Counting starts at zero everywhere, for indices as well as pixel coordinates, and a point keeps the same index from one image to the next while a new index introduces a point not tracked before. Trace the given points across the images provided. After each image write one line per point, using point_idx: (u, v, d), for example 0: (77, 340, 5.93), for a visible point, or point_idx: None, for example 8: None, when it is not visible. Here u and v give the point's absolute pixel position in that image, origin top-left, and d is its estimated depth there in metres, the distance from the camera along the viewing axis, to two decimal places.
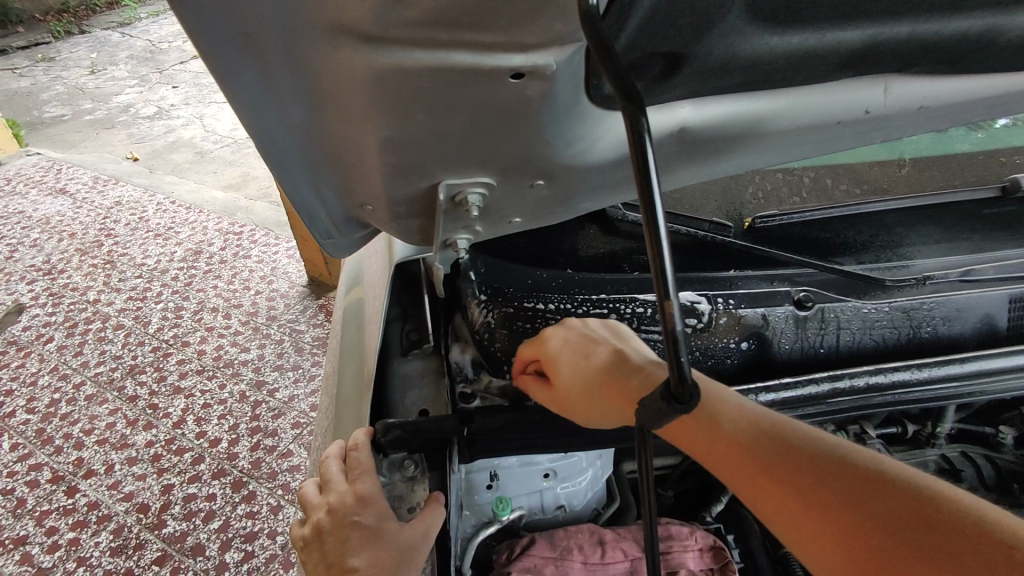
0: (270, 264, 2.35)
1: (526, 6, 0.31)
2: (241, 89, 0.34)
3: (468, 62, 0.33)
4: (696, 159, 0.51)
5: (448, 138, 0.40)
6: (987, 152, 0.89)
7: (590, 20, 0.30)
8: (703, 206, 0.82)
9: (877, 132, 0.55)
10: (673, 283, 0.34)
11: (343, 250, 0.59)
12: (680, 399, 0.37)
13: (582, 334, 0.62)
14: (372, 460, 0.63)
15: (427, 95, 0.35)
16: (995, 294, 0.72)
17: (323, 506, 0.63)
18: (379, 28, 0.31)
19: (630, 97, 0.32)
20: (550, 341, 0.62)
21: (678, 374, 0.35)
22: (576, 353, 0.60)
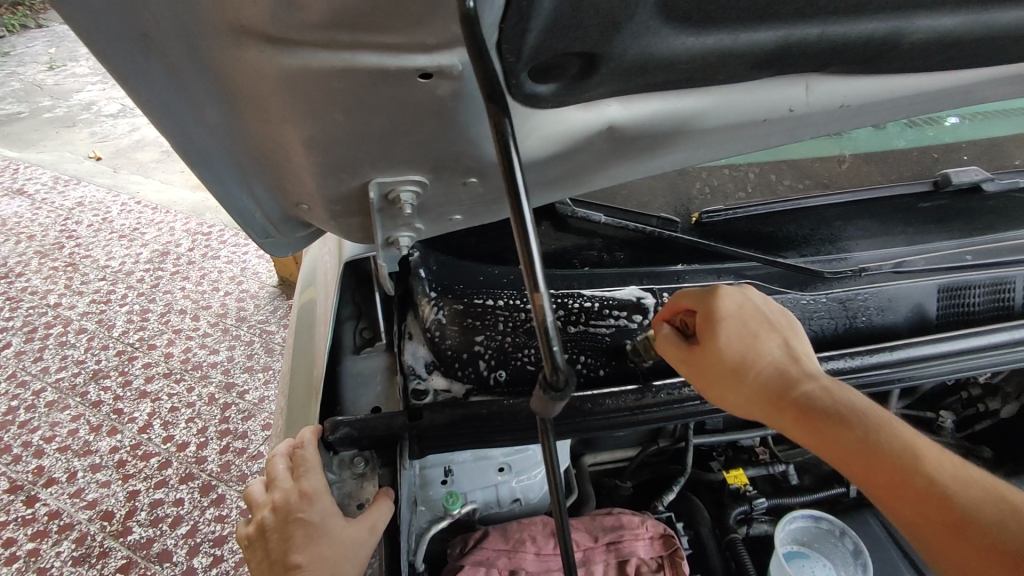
0: (239, 264, 2.32)
1: (427, 10, 0.31)
2: (149, 88, 0.36)
3: (372, 62, 0.34)
4: (628, 155, 0.53)
5: (367, 137, 0.40)
6: (921, 148, 0.92)
7: (469, 20, 0.30)
8: (652, 202, 0.83)
9: (805, 127, 0.57)
10: (543, 274, 0.37)
11: (285, 249, 0.59)
12: (552, 386, 0.39)
13: (753, 312, 0.57)
14: (317, 457, 0.63)
15: (339, 95, 0.36)
16: (926, 284, 0.75)
17: (266, 504, 0.64)
18: (277, 28, 0.32)
19: (496, 98, 0.35)
20: (722, 298, 0.55)
21: (549, 362, 0.38)
22: (738, 328, 0.55)
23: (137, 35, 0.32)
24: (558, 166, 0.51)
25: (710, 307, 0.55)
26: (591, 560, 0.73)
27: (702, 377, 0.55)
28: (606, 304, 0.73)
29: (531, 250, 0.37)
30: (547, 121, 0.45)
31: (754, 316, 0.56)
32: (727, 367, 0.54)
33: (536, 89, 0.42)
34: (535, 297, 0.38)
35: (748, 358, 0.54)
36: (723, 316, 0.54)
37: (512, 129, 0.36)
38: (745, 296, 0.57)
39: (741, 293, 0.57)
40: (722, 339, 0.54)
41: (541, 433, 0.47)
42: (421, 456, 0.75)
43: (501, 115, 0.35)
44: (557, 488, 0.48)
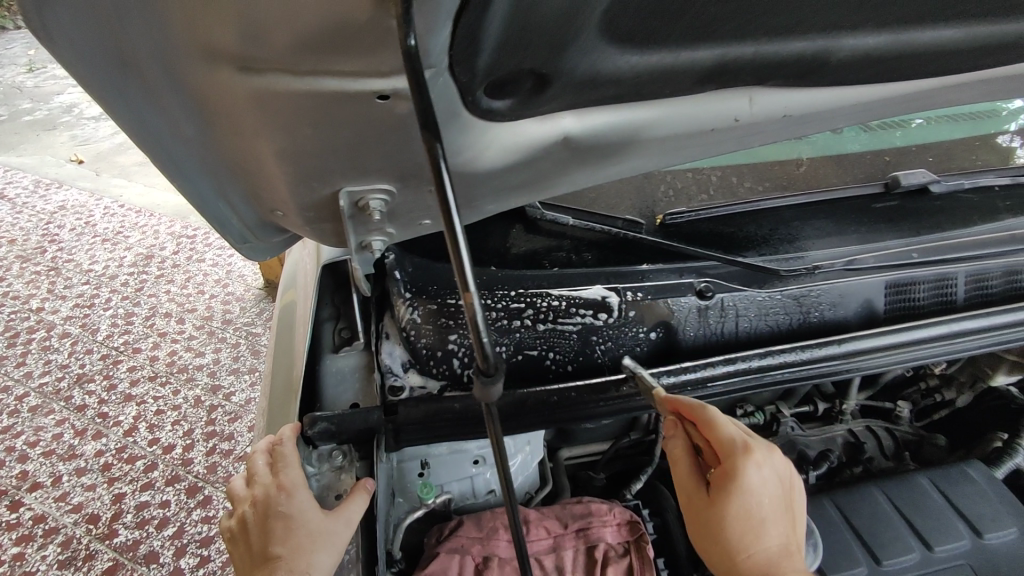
0: (224, 266, 2.34)
1: (379, 40, 0.35)
2: (127, 105, 0.40)
3: (333, 86, 0.37)
4: (586, 163, 0.55)
5: (333, 150, 0.43)
6: (875, 151, 0.97)
7: (410, 56, 0.34)
8: (618, 205, 0.86)
9: (751, 136, 0.60)
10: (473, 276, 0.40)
11: (263, 253, 0.62)
12: (485, 373, 0.42)
13: (772, 483, 0.59)
14: (295, 453, 0.66)
15: (303, 115, 0.40)
16: (873, 280, 0.81)
17: (247, 498, 0.67)
18: (243, 54, 0.35)
19: (428, 124, 0.38)
20: (746, 467, 0.58)
21: (478, 351, 0.41)
22: (750, 504, 0.58)
23: (117, 60, 0.36)
24: (519, 174, 0.54)
25: (728, 470, 0.59)
26: (562, 546, 0.77)
27: (695, 517, 0.62)
28: (573, 303, 0.76)
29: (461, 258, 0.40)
30: (505, 133, 0.48)
31: (769, 488, 0.59)
32: (723, 537, 0.59)
33: (493, 104, 0.45)
34: (466, 297, 0.40)
35: (748, 535, 0.58)
36: (740, 488, 0.58)
37: (443, 154, 0.39)
38: (772, 463, 0.59)
39: (769, 460, 0.59)
40: (728, 511, 0.58)
41: (489, 428, 0.48)
42: (398, 450, 0.78)
43: (433, 140, 0.38)
44: (509, 479, 0.50)
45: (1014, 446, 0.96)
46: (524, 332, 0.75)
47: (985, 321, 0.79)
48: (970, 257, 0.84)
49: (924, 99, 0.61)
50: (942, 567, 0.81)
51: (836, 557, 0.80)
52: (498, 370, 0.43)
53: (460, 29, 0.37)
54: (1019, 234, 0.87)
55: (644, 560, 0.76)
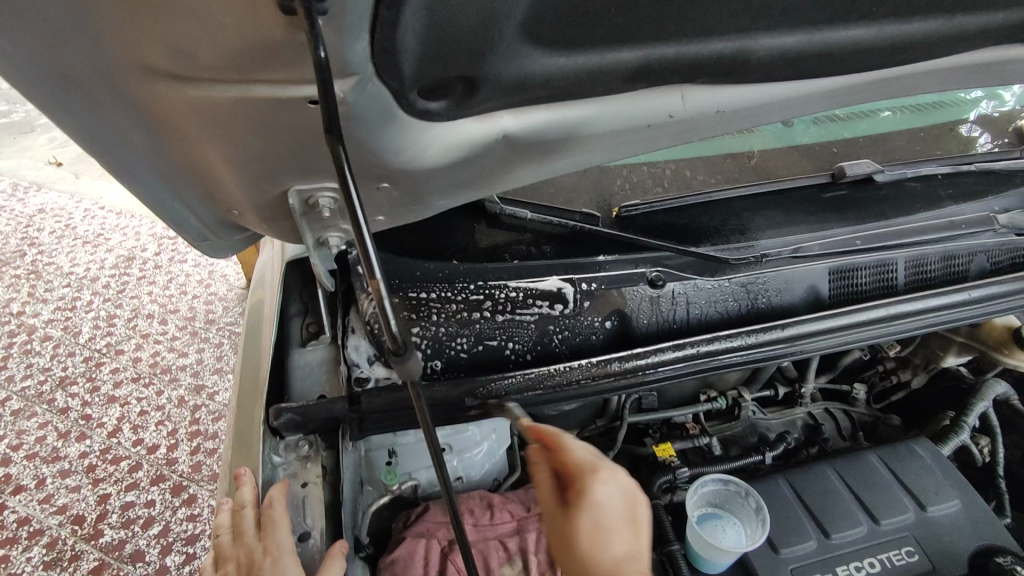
0: (206, 267, 2.34)
1: (299, 52, 0.37)
2: (76, 116, 0.43)
3: (265, 93, 0.40)
4: (528, 158, 0.58)
5: (277, 152, 0.46)
6: (824, 143, 1.01)
7: (321, 66, 0.36)
8: (575, 198, 0.89)
9: (688, 132, 0.62)
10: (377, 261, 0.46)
11: (224, 251, 0.64)
12: (395, 354, 0.48)
13: (621, 505, 0.59)
14: (283, 518, 0.66)
15: (239, 121, 0.43)
16: (817, 267, 0.85)
17: (233, 559, 0.66)
18: (179, 66, 0.39)
19: (332, 130, 0.41)
20: (593, 484, 0.59)
21: (387, 333, 0.46)
22: (603, 522, 0.58)
23: (60, 76, 0.40)
24: (462, 171, 0.56)
25: (580, 486, 0.59)
26: (525, 527, 0.80)
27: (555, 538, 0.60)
28: (530, 294, 0.80)
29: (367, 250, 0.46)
30: (445, 133, 0.51)
31: (622, 509, 0.59)
32: (577, 555, 0.57)
33: (428, 105, 0.48)
34: (374, 284, 0.46)
35: (598, 552, 0.57)
36: (591, 503, 0.58)
37: (345, 157, 0.42)
38: (623, 485, 0.60)
39: (617, 481, 0.60)
40: (583, 526, 0.58)
41: (416, 406, 0.51)
42: (364, 438, 0.81)
43: (336, 144, 0.41)
44: (443, 464, 0.53)
45: (961, 424, 1.01)
46: (483, 322, 0.78)
47: (922, 303, 0.84)
48: (911, 243, 0.89)
49: (849, 95, 0.65)
50: (889, 539, 0.85)
51: (787, 531, 0.84)
52: (409, 349, 0.48)
53: (379, 36, 0.39)
54: (958, 221, 0.92)
55: None
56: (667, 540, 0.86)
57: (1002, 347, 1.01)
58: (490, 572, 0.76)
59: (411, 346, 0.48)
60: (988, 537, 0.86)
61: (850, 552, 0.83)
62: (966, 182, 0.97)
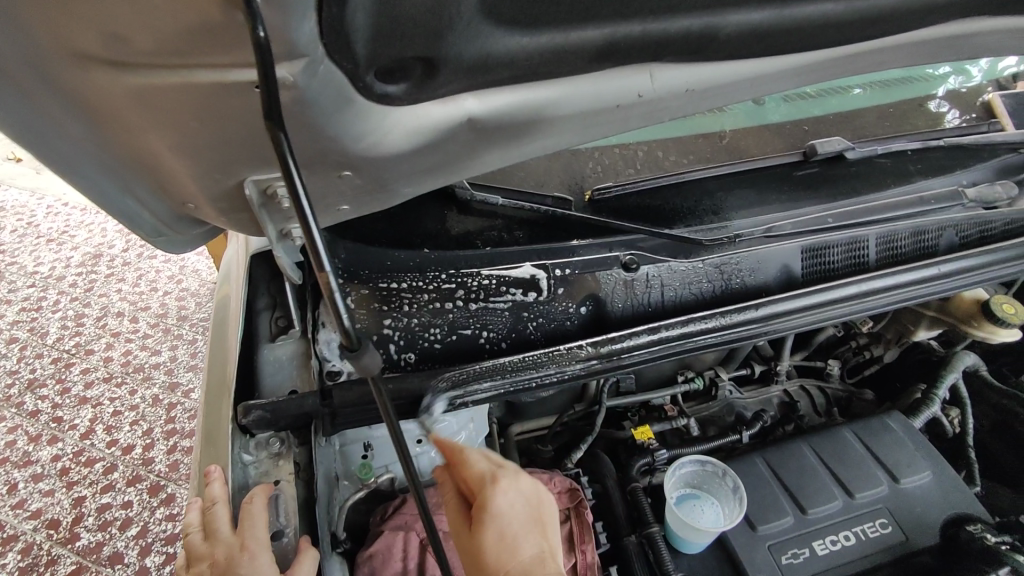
0: (177, 262, 2.28)
1: (237, 35, 0.35)
2: (7, 114, 0.40)
3: (209, 78, 0.38)
4: (495, 143, 0.56)
5: (229, 142, 0.44)
6: (794, 121, 1.01)
7: (263, 48, 0.34)
8: (547, 181, 0.88)
9: (658, 112, 0.61)
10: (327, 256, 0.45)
11: (183, 246, 0.62)
12: (350, 348, 0.47)
13: (525, 506, 0.62)
14: (262, 514, 0.64)
15: (183, 108, 0.40)
16: (789, 246, 0.86)
17: (206, 557, 0.63)
18: (114, 50, 0.36)
19: (273, 116, 0.39)
20: (492, 494, 0.61)
21: (340, 330, 0.46)
22: (505, 530, 0.60)
23: None
24: (427, 157, 0.54)
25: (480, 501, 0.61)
26: None
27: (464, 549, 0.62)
28: (503, 281, 0.79)
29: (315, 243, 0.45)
30: (407, 117, 0.49)
31: (523, 512, 0.62)
32: (485, 562, 0.59)
33: (387, 89, 0.46)
34: (324, 278, 0.46)
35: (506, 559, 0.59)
36: (490, 515, 0.60)
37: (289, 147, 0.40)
38: (522, 485, 0.62)
39: (517, 487, 0.62)
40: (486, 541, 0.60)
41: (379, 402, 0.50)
42: (339, 433, 0.80)
43: (277, 131, 0.40)
44: (409, 461, 0.52)
45: (931, 397, 1.03)
46: (456, 312, 0.77)
47: (893, 279, 0.84)
48: (881, 220, 0.89)
49: (817, 71, 0.64)
50: (863, 512, 0.86)
51: (764, 509, 0.85)
52: (364, 344, 0.48)
53: (326, 15, 0.37)
54: (927, 196, 0.92)
55: (583, 525, 0.80)
56: (647, 522, 0.85)
57: (969, 319, 1.02)
58: None
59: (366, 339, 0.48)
60: (957, 507, 0.88)
61: (826, 526, 0.85)
62: (935, 157, 0.97)
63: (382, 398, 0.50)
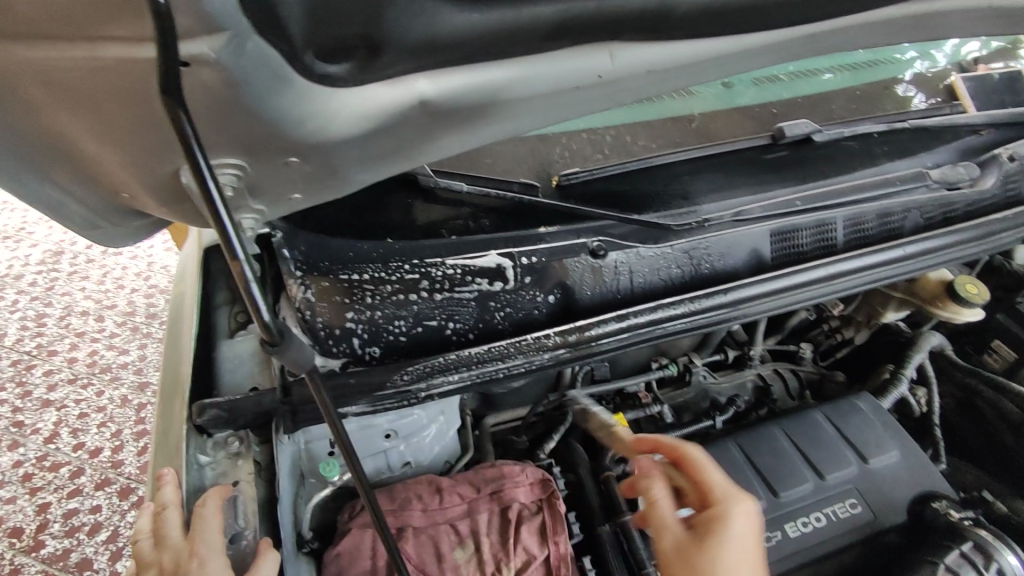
0: (144, 258, 2.21)
1: (136, 5, 0.33)
2: None
3: (115, 54, 0.36)
4: (452, 126, 0.53)
5: (151, 125, 0.41)
6: (763, 104, 1.01)
7: (161, 16, 0.32)
8: (513, 168, 0.86)
9: (621, 93, 0.59)
10: (238, 241, 0.42)
11: (119, 240, 0.58)
12: (270, 343, 0.44)
13: (752, 537, 0.61)
14: (215, 516, 0.61)
15: (96, 85, 0.38)
16: (758, 229, 0.85)
17: (154, 564, 0.60)
18: (17, 20, 0.35)
19: (169, 90, 0.35)
20: (734, 514, 0.61)
21: (258, 323, 0.42)
22: (740, 556, 0.60)
23: None
24: (379, 143, 0.52)
25: (719, 515, 0.61)
26: (476, 508, 0.79)
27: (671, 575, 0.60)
28: (468, 271, 0.76)
29: (224, 226, 0.41)
30: (353, 100, 0.46)
31: (747, 545, 0.60)
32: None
33: (328, 69, 0.44)
34: (234, 264, 0.42)
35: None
36: (727, 532, 0.60)
37: (190, 122, 0.37)
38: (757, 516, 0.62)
39: (754, 512, 0.62)
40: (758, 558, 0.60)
41: (318, 398, 0.53)
42: (303, 430, 0.75)
43: (177, 106, 0.36)
44: (350, 449, 0.56)
45: (899, 377, 1.04)
46: (421, 303, 0.74)
47: (860, 261, 0.85)
48: (848, 202, 0.89)
49: (782, 51, 0.63)
50: (833, 493, 0.87)
51: None
52: (287, 339, 0.45)
53: None
54: (893, 177, 0.92)
55: (555, 515, 0.79)
56: (620, 510, 0.84)
57: (934, 299, 1.03)
58: (441, 557, 0.74)
59: (289, 330, 0.45)
60: (925, 485, 0.89)
61: (798, 508, 0.85)
62: (900, 139, 0.97)
63: (322, 396, 0.52)
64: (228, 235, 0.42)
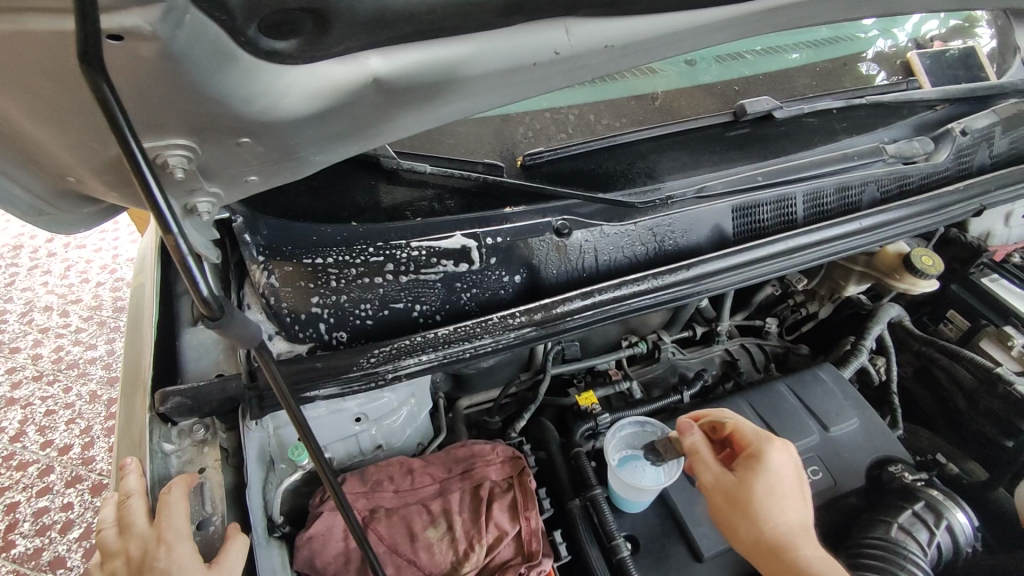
0: (109, 250, 2.16)
1: None
2: None
3: (42, 28, 0.35)
4: (409, 105, 0.53)
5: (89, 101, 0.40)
6: (726, 82, 1.02)
7: None
8: (477, 148, 0.85)
9: (580, 69, 0.59)
10: (171, 216, 0.42)
11: (69, 227, 0.57)
12: (210, 317, 0.45)
13: (787, 468, 0.77)
14: (181, 503, 0.61)
15: (24, 62, 0.37)
16: (720, 205, 0.86)
17: (119, 555, 0.58)
18: None
19: (90, 59, 0.34)
20: (771, 450, 0.77)
21: (196, 297, 0.43)
22: (768, 489, 0.74)
23: None
24: (335, 122, 0.51)
25: (756, 453, 0.77)
26: (447, 488, 0.80)
27: (719, 510, 0.76)
28: (433, 253, 0.76)
29: (155, 201, 0.42)
30: (303, 77, 0.46)
31: (787, 473, 0.76)
32: (756, 512, 0.73)
33: (274, 45, 0.43)
34: (167, 238, 0.42)
35: (769, 513, 0.73)
36: (768, 465, 0.76)
37: (114, 97, 0.36)
38: (787, 451, 0.78)
39: (785, 449, 0.78)
40: (754, 493, 0.74)
41: (270, 377, 0.56)
42: (272, 415, 0.74)
43: (98, 80, 0.35)
44: (308, 434, 0.57)
45: (859, 347, 1.07)
46: (387, 286, 0.74)
47: (817, 236, 0.87)
48: (808, 177, 0.91)
49: (738, 27, 0.63)
50: None
51: None
52: (226, 311, 0.45)
53: None
54: (851, 153, 0.94)
55: (527, 491, 0.80)
56: (590, 484, 0.86)
57: (894, 271, 1.06)
58: (413, 536, 0.75)
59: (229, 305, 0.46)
60: (883, 450, 0.92)
61: None
62: (858, 116, 0.99)
63: (272, 373, 0.55)
64: (161, 209, 0.42)
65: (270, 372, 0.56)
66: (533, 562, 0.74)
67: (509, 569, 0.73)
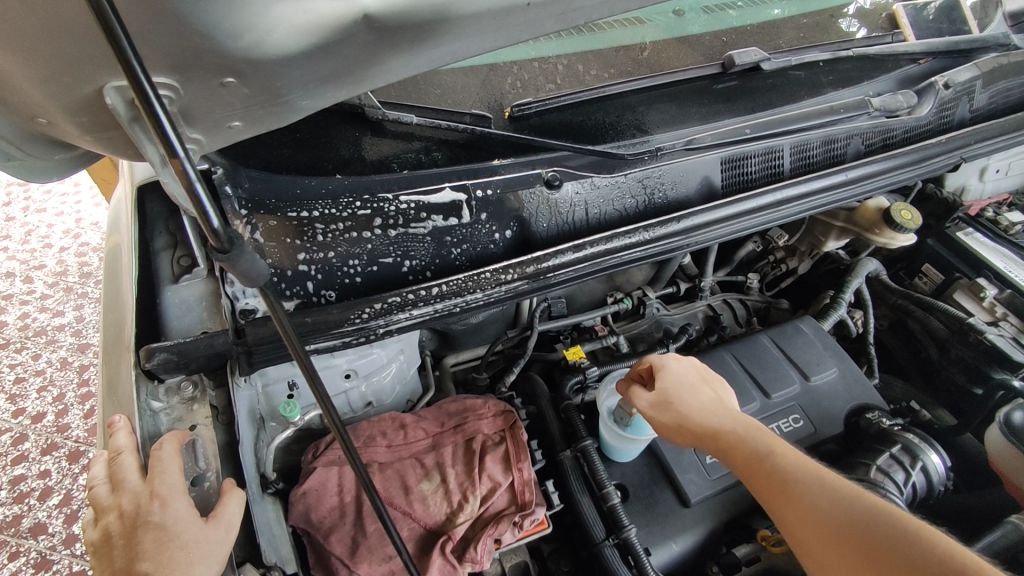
0: (71, 215, 2.07)
1: None
2: None
3: None
4: (399, 48, 0.50)
5: (71, 25, 0.38)
6: (714, 32, 1.00)
7: None
8: (464, 99, 0.83)
9: (574, 10, 0.57)
10: (176, 138, 0.39)
11: (37, 173, 0.54)
12: (219, 250, 0.43)
13: (688, 368, 0.81)
14: (174, 459, 0.60)
15: None
16: (710, 158, 0.86)
17: (112, 510, 0.57)
18: None
19: None
20: (668, 359, 0.81)
21: (208, 228, 0.41)
22: (680, 385, 0.78)
23: None
24: (323, 63, 0.49)
25: (659, 364, 0.80)
26: (440, 442, 0.81)
27: (661, 429, 0.77)
28: (422, 207, 0.74)
29: (161, 124, 0.38)
30: (290, 12, 0.43)
31: (689, 372, 0.80)
32: (678, 408, 0.76)
33: None
34: (175, 163, 0.39)
35: (685, 401, 0.76)
36: (670, 370, 0.79)
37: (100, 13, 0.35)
38: (684, 357, 0.82)
39: (681, 357, 0.82)
40: (665, 392, 0.77)
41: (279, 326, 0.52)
42: (260, 372, 0.74)
43: None
44: (317, 382, 0.55)
45: (837, 301, 1.09)
46: (375, 241, 0.72)
47: (804, 188, 0.88)
48: (795, 130, 0.91)
49: None
50: (778, 410, 0.92)
51: None
52: (235, 244, 0.43)
53: None
54: (837, 106, 0.94)
55: (518, 444, 0.81)
56: (580, 437, 0.87)
57: (873, 227, 1.07)
58: (407, 489, 0.76)
59: (237, 238, 0.44)
60: (860, 398, 0.95)
61: None
62: (844, 68, 0.99)
63: (283, 323, 0.51)
64: (169, 138, 0.39)
65: (278, 320, 0.52)
66: (527, 511, 0.76)
67: (504, 518, 0.74)
